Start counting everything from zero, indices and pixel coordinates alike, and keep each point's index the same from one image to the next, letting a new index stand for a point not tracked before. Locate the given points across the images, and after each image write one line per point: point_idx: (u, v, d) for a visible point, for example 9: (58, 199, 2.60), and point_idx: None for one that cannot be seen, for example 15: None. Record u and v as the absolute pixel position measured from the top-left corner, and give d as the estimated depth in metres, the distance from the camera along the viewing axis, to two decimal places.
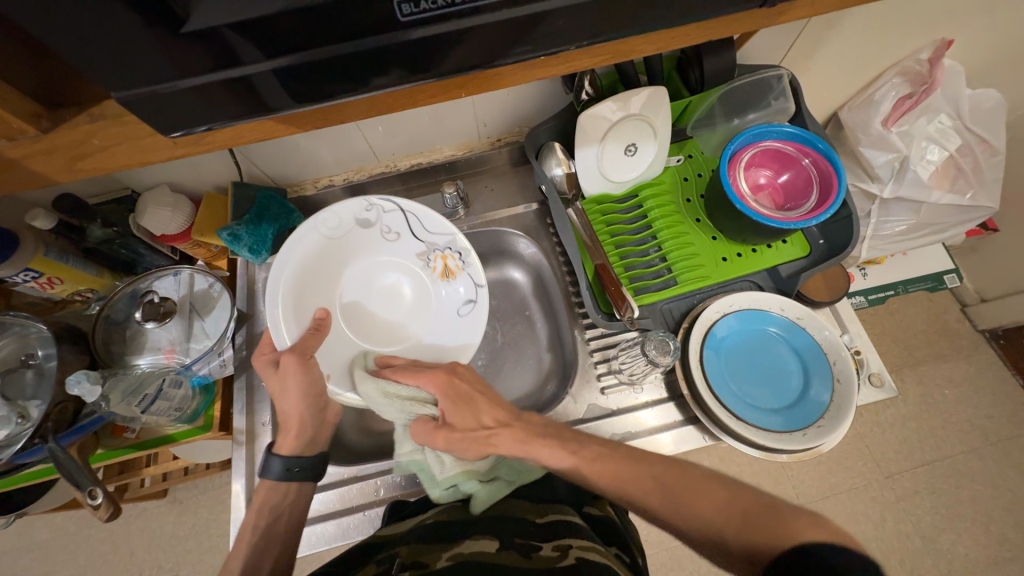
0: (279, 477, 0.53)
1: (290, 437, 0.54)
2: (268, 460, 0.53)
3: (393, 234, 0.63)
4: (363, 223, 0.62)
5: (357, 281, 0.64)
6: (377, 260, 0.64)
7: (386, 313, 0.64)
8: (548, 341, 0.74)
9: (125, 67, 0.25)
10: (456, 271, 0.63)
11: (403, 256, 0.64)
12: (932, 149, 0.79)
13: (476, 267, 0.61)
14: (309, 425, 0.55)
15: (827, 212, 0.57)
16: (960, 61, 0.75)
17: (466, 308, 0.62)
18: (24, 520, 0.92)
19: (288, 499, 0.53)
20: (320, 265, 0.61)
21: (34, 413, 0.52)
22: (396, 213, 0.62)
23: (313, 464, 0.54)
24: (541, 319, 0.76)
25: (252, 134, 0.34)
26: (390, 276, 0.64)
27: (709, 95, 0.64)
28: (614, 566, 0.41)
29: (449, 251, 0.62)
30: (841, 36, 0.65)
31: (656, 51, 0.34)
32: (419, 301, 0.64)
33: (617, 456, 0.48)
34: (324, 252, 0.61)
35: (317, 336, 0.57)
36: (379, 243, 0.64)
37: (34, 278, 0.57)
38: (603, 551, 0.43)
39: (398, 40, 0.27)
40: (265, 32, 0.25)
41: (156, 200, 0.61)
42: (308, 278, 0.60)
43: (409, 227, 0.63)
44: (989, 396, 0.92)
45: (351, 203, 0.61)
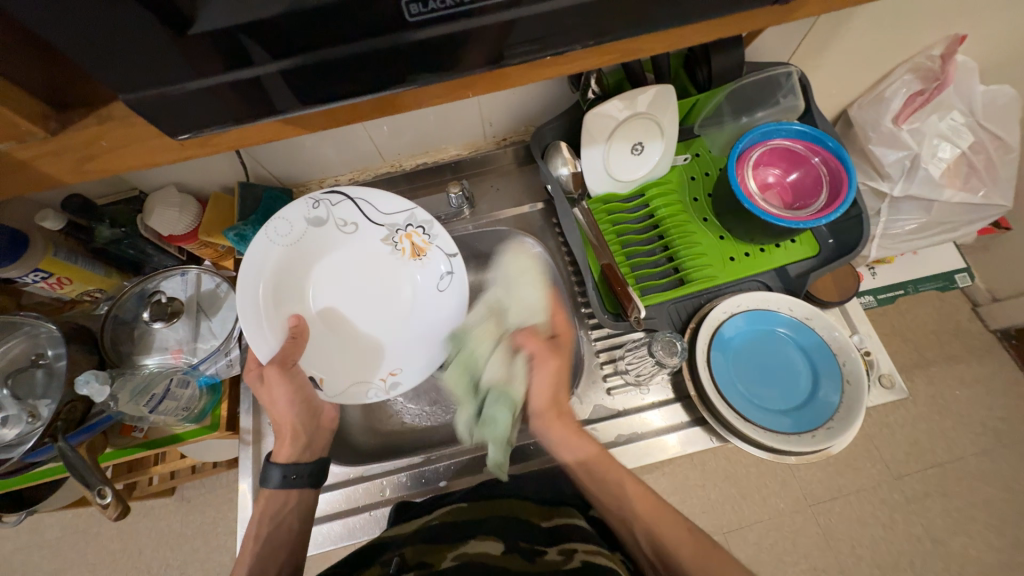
0: (279, 485, 0.55)
1: (286, 445, 0.57)
2: (267, 468, 0.56)
3: (350, 224, 0.61)
4: (315, 220, 0.60)
5: (327, 278, 0.61)
6: (340, 255, 0.61)
7: (362, 309, 0.61)
8: None
9: (135, 68, 0.25)
10: (424, 247, 0.61)
11: (367, 244, 0.62)
12: (944, 147, 0.77)
13: (444, 237, 0.61)
14: (302, 431, 0.58)
15: (837, 211, 0.56)
16: (972, 56, 0.74)
17: (445, 282, 0.61)
18: (34, 517, 0.94)
19: (286, 508, 0.55)
20: (284, 273, 0.59)
21: (45, 412, 0.52)
22: (350, 203, 0.60)
23: (310, 472, 0.56)
24: None
25: (258, 136, 0.34)
26: (358, 269, 0.61)
27: (717, 92, 0.63)
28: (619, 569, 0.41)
29: (412, 228, 0.61)
30: (852, 33, 0.64)
31: (664, 50, 0.34)
32: (394, 287, 0.61)
33: (645, 492, 0.51)
34: (285, 259, 0.59)
35: (296, 343, 0.56)
36: (339, 237, 0.61)
37: (43, 278, 0.58)
38: (608, 554, 0.43)
39: (405, 40, 0.27)
40: (272, 33, 0.25)
41: (164, 201, 0.61)
42: (274, 288, 0.58)
43: (364, 213, 0.61)
44: (1002, 397, 0.91)
45: (296, 204, 0.59)
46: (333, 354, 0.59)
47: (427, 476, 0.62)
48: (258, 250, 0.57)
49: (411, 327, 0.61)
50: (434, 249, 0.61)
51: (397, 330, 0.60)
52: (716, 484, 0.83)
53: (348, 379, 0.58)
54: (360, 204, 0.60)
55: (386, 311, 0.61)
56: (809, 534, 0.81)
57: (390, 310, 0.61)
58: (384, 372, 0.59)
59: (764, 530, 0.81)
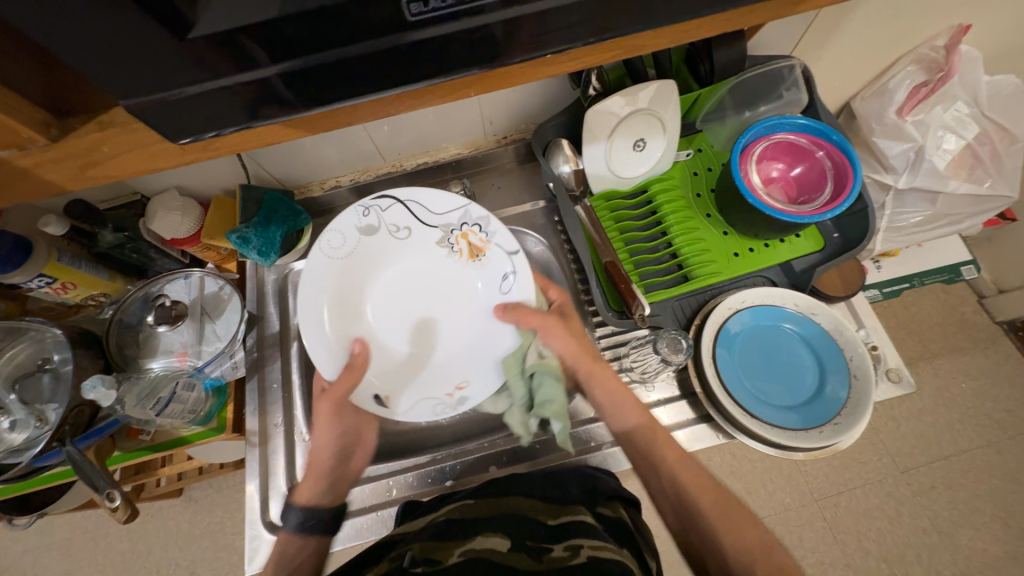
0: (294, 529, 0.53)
1: (308, 484, 0.56)
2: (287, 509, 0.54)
3: (405, 230, 0.61)
4: (368, 228, 0.60)
5: (383, 290, 0.61)
6: (397, 265, 0.61)
7: (423, 319, 0.61)
8: None
9: (135, 73, 0.25)
10: (482, 246, 0.60)
11: (420, 250, 0.62)
12: (948, 138, 0.77)
13: (501, 230, 0.59)
14: (329, 471, 0.56)
15: (842, 205, 0.55)
16: (977, 46, 0.73)
17: (507, 282, 0.60)
18: (44, 520, 0.94)
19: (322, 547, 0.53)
20: (342, 288, 0.59)
21: (52, 417, 0.53)
22: (405, 208, 0.60)
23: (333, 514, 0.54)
24: None
25: (260, 139, 0.33)
26: (416, 277, 0.62)
27: (719, 88, 0.63)
28: (627, 565, 0.41)
29: (468, 227, 0.60)
30: (855, 24, 0.63)
31: (668, 45, 0.33)
32: (454, 293, 0.61)
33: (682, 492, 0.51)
34: (341, 274, 0.59)
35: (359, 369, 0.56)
36: (392, 245, 0.61)
37: (48, 283, 0.58)
38: (615, 549, 0.43)
39: (406, 41, 0.27)
40: (270, 36, 0.25)
41: (166, 205, 0.61)
42: (334, 306, 0.58)
43: (418, 217, 0.60)
44: (1009, 389, 0.90)
45: (347, 214, 0.59)
46: (397, 369, 0.59)
47: (434, 475, 0.62)
48: (315, 264, 0.58)
49: (473, 336, 0.61)
50: (494, 248, 0.60)
51: (461, 339, 0.61)
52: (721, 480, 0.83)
53: (415, 395, 0.58)
54: (415, 209, 0.60)
55: (447, 319, 0.61)
56: (815, 528, 0.81)
57: (452, 318, 0.61)
58: (450, 386, 0.58)
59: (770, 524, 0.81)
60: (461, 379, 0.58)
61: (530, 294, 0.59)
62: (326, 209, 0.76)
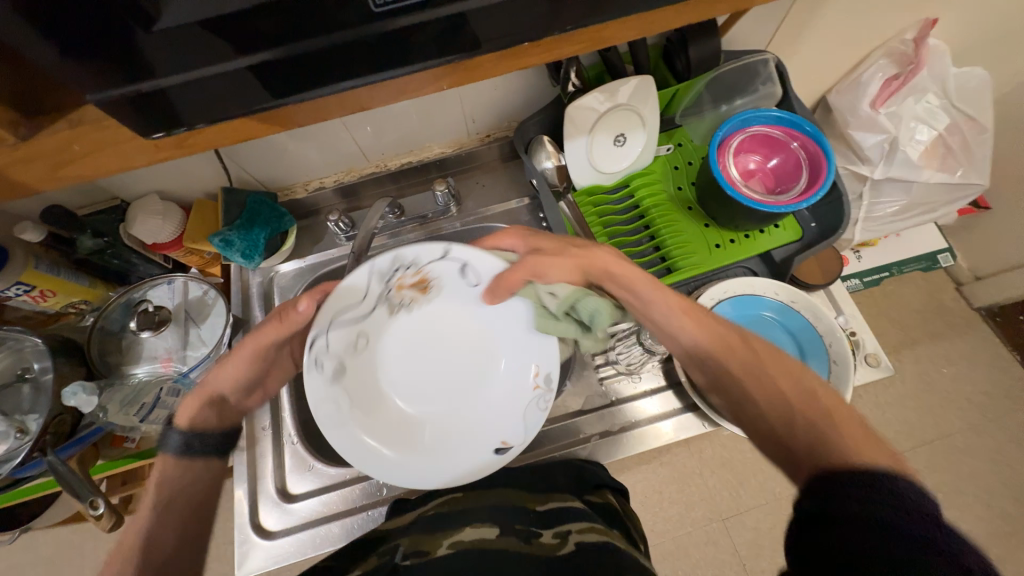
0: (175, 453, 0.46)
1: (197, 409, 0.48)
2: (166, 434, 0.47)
3: (361, 336, 0.51)
4: (336, 369, 0.50)
5: (412, 388, 0.53)
6: (394, 364, 0.53)
7: (457, 373, 0.53)
8: None
9: (104, 67, 0.25)
10: (420, 275, 0.51)
11: (393, 330, 0.53)
12: (921, 129, 0.80)
13: (420, 247, 0.50)
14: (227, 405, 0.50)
15: (818, 194, 0.57)
16: (945, 39, 0.75)
17: (470, 276, 0.51)
18: (29, 536, 0.92)
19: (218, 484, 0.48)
20: (388, 438, 0.50)
21: (33, 427, 0.52)
22: (341, 324, 0.50)
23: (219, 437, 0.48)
24: None
25: (238, 134, 0.34)
26: (418, 352, 0.54)
27: (695, 83, 0.64)
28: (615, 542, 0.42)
29: (394, 274, 0.51)
30: (826, 19, 0.65)
31: (637, 37, 0.34)
32: (449, 323, 0.53)
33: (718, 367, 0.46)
34: (370, 417, 0.51)
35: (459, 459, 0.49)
36: (369, 349, 0.52)
37: (26, 291, 0.57)
38: (601, 529, 0.44)
39: (375, 31, 0.27)
40: (240, 27, 0.25)
41: (146, 209, 0.61)
42: (396, 443, 0.50)
43: (354, 317, 0.50)
44: (987, 372, 0.93)
45: (307, 382, 0.48)
46: (488, 409, 0.52)
47: None
48: (341, 438, 0.48)
49: (511, 345, 0.53)
50: (444, 268, 0.51)
51: (495, 346, 0.54)
52: (713, 470, 0.84)
53: (521, 411, 0.51)
54: (348, 308, 0.50)
55: (476, 342, 0.54)
56: None
57: (475, 332, 0.54)
58: (530, 382, 0.52)
59: (761, 513, 0.82)
60: (535, 369, 0.52)
61: (494, 259, 0.50)
62: (310, 211, 0.76)
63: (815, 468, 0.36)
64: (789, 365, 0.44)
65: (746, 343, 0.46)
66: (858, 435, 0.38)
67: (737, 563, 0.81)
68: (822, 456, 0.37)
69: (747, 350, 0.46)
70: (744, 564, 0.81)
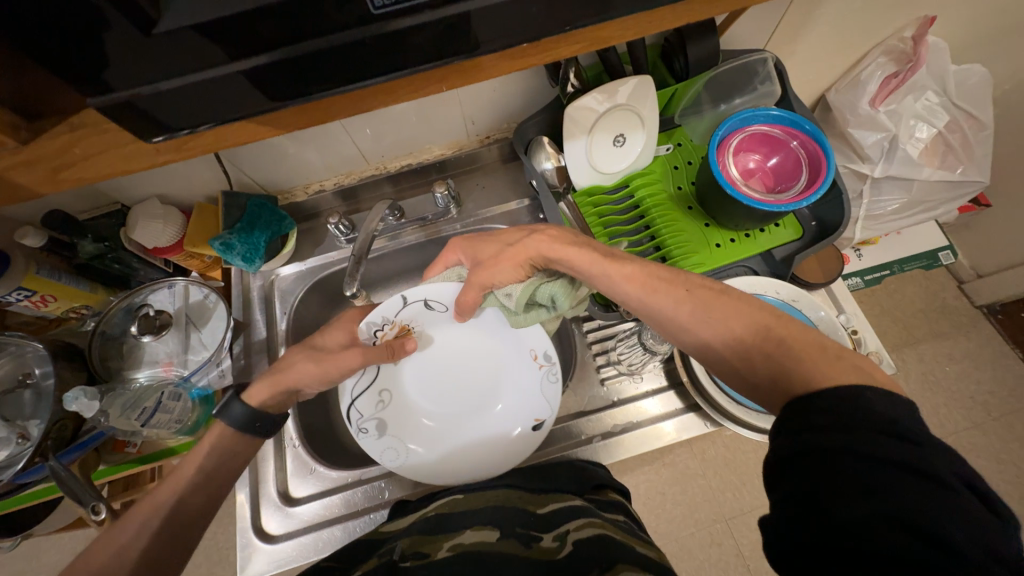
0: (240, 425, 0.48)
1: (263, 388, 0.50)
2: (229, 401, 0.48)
3: (384, 391, 0.61)
4: (377, 426, 0.59)
5: (443, 415, 0.61)
6: (424, 403, 0.62)
7: (474, 386, 0.62)
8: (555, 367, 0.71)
9: (105, 70, 0.25)
10: (400, 325, 0.62)
11: (405, 378, 0.63)
12: (921, 127, 0.80)
13: (391, 302, 0.62)
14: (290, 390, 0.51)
15: (818, 193, 0.57)
16: (944, 37, 0.75)
17: (436, 306, 0.64)
18: (29, 543, 0.92)
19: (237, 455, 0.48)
20: (445, 461, 0.57)
21: (34, 432, 0.52)
22: (365, 390, 0.60)
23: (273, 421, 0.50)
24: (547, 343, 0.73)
25: (235, 137, 0.33)
26: (437, 387, 0.63)
27: (695, 82, 0.64)
28: (617, 536, 0.41)
29: (386, 329, 0.62)
30: (824, 18, 0.65)
31: (636, 36, 0.34)
32: (451, 351, 0.64)
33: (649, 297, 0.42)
34: (425, 447, 0.59)
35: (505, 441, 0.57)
36: (394, 397, 0.61)
37: (27, 297, 0.57)
38: (601, 524, 0.44)
39: (374, 32, 0.27)
40: (239, 30, 0.25)
41: (147, 213, 0.60)
42: (456, 457, 0.58)
43: (369, 379, 0.61)
44: (991, 370, 0.93)
45: (364, 445, 0.57)
46: (514, 393, 0.60)
47: None
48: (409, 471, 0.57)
49: (507, 346, 0.62)
50: (424, 313, 0.64)
51: (492, 351, 0.63)
52: (716, 471, 0.83)
53: (539, 384, 0.59)
54: (367, 373, 0.60)
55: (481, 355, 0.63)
56: None
57: (476, 345, 0.64)
58: (534, 362, 0.60)
59: (765, 514, 0.82)
60: (532, 350, 0.60)
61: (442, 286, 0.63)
62: (311, 214, 0.76)
63: (785, 405, 0.33)
64: (733, 296, 0.39)
65: (686, 289, 0.41)
66: (814, 351, 0.34)
67: (742, 564, 0.80)
68: (790, 389, 0.33)
69: (689, 296, 0.40)
70: (748, 566, 0.80)
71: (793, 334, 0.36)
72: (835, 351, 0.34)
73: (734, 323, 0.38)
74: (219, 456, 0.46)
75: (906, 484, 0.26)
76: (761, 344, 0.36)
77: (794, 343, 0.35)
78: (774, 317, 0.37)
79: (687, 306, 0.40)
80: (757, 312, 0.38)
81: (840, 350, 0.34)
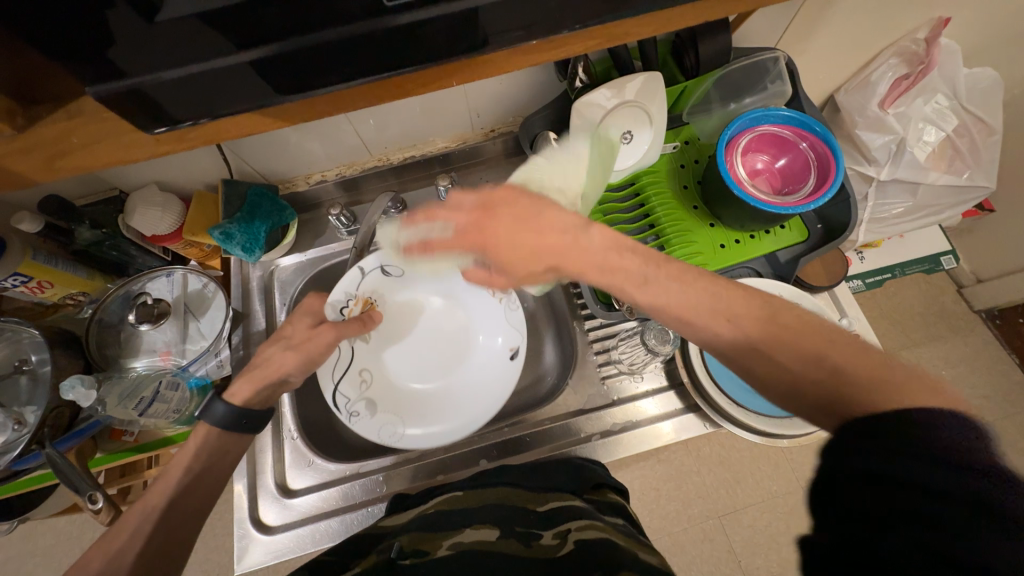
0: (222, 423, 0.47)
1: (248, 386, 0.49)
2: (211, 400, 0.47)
3: (364, 371, 0.62)
4: (367, 406, 0.60)
5: (426, 374, 0.64)
6: (410, 372, 0.64)
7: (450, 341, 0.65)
8: (555, 364, 0.71)
9: (106, 58, 0.24)
10: (362, 299, 0.63)
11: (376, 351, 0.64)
12: (928, 130, 0.79)
13: (352, 277, 0.62)
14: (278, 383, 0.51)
15: (825, 196, 0.56)
16: (958, 40, 0.74)
17: (392, 272, 0.64)
18: (26, 526, 0.92)
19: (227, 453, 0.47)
20: (446, 415, 0.60)
21: (31, 419, 0.51)
22: (346, 374, 0.60)
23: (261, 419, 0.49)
24: (549, 341, 0.72)
25: (238, 129, 0.33)
26: (412, 353, 0.65)
27: (705, 78, 0.63)
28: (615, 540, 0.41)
29: (352, 303, 0.62)
30: (838, 18, 0.63)
31: (651, 33, 0.33)
32: (422, 318, 0.66)
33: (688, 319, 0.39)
34: (425, 410, 0.61)
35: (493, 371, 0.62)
36: (375, 371, 0.63)
37: (23, 282, 0.56)
38: (602, 527, 0.43)
39: (383, 26, 0.26)
40: (245, 19, 0.25)
41: (145, 200, 0.59)
42: (456, 407, 0.61)
43: (345, 363, 0.61)
44: (986, 375, 0.93)
45: (361, 425, 0.58)
46: (486, 326, 0.65)
47: (425, 469, 0.62)
48: (414, 440, 0.58)
49: (463, 289, 0.66)
50: (387, 288, 0.65)
51: (454, 302, 0.66)
52: (711, 469, 0.84)
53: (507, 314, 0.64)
54: (342, 354, 0.60)
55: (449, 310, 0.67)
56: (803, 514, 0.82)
57: (440, 303, 0.67)
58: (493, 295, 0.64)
59: (758, 512, 0.82)
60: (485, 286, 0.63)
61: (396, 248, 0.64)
62: (312, 204, 0.76)
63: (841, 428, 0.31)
64: (788, 323, 0.36)
65: (726, 312, 0.37)
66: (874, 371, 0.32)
67: (733, 561, 0.81)
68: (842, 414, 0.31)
69: (729, 326, 0.37)
70: (740, 562, 0.81)
71: (846, 360, 0.33)
72: (897, 377, 0.31)
73: (779, 350, 0.35)
74: (214, 446, 0.46)
75: (975, 522, 0.24)
76: (813, 373, 0.33)
77: (854, 373, 0.32)
78: (825, 341, 0.34)
79: (728, 334, 0.37)
80: (808, 339, 0.35)
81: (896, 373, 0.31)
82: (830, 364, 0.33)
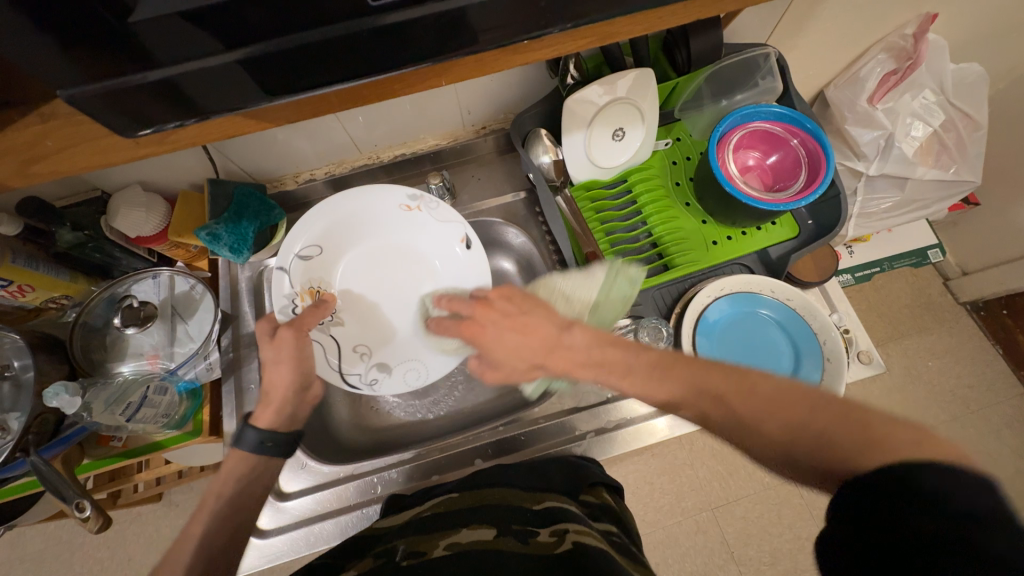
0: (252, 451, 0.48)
1: (268, 409, 0.50)
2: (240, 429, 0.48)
3: (359, 346, 0.61)
4: (381, 369, 0.61)
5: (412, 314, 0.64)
6: (402, 310, 0.64)
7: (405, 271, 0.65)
8: None
9: (83, 59, 0.23)
10: (307, 291, 0.60)
11: (356, 326, 0.62)
12: (916, 125, 0.80)
13: (278, 282, 0.58)
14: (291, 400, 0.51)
15: (815, 193, 0.56)
16: (945, 35, 0.75)
17: (312, 254, 0.61)
18: (14, 533, 0.91)
19: (255, 472, 0.49)
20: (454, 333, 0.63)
21: (15, 425, 0.50)
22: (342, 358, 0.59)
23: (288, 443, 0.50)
24: None
25: (223, 131, 0.32)
26: (391, 306, 0.64)
27: (697, 75, 0.63)
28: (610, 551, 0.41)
29: (305, 294, 0.59)
30: (828, 13, 0.63)
31: (642, 32, 0.33)
32: (369, 279, 0.64)
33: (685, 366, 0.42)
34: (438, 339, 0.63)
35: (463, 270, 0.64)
36: (370, 341, 0.62)
37: (3, 286, 0.55)
38: (599, 536, 0.43)
39: (369, 26, 0.26)
40: (228, 20, 0.24)
41: (129, 201, 0.58)
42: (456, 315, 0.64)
43: (337, 351, 0.59)
44: (971, 366, 0.95)
45: (388, 388, 0.60)
46: (425, 235, 0.65)
47: (420, 471, 0.62)
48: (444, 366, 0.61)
49: (384, 222, 0.64)
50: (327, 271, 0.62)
51: (380, 247, 0.65)
52: (703, 463, 0.85)
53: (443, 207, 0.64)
54: (323, 345, 0.58)
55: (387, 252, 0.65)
56: (794, 505, 0.83)
57: (371, 248, 0.64)
58: (407, 202, 0.63)
59: (750, 503, 0.84)
60: (400, 203, 0.63)
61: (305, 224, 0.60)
62: (300, 203, 0.74)
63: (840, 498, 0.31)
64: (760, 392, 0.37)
65: (720, 395, 0.39)
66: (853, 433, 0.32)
67: (726, 552, 0.82)
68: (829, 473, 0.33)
69: (717, 406, 0.39)
70: (732, 553, 0.82)
71: (832, 425, 0.33)
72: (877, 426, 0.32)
73: (771, 425, 0.36)
74: None
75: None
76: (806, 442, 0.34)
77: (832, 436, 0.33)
78: (807, 409, 0.35)
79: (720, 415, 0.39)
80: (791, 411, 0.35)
81: (885, 433, 0.31)
82: (817, 431, 0.34)
